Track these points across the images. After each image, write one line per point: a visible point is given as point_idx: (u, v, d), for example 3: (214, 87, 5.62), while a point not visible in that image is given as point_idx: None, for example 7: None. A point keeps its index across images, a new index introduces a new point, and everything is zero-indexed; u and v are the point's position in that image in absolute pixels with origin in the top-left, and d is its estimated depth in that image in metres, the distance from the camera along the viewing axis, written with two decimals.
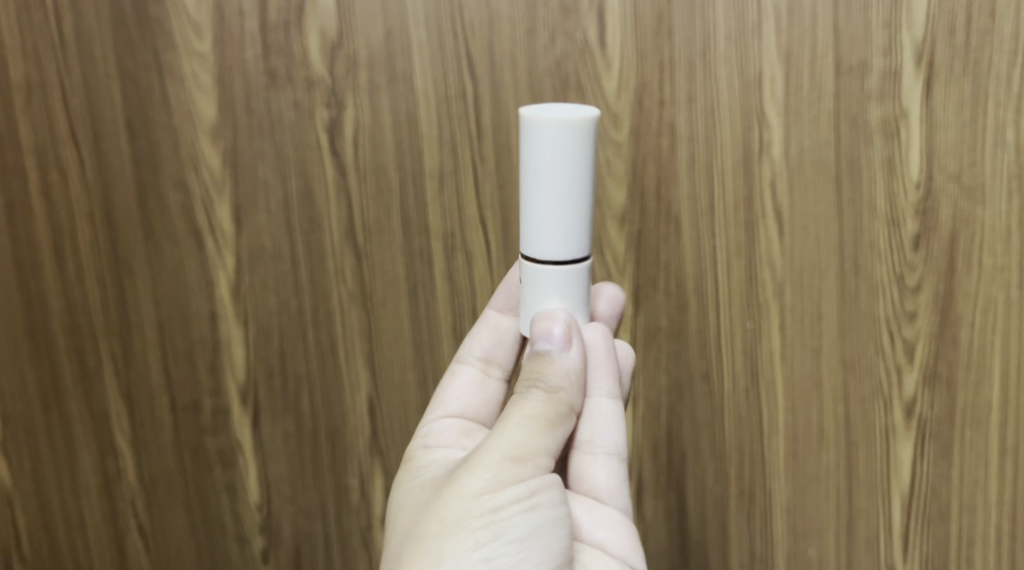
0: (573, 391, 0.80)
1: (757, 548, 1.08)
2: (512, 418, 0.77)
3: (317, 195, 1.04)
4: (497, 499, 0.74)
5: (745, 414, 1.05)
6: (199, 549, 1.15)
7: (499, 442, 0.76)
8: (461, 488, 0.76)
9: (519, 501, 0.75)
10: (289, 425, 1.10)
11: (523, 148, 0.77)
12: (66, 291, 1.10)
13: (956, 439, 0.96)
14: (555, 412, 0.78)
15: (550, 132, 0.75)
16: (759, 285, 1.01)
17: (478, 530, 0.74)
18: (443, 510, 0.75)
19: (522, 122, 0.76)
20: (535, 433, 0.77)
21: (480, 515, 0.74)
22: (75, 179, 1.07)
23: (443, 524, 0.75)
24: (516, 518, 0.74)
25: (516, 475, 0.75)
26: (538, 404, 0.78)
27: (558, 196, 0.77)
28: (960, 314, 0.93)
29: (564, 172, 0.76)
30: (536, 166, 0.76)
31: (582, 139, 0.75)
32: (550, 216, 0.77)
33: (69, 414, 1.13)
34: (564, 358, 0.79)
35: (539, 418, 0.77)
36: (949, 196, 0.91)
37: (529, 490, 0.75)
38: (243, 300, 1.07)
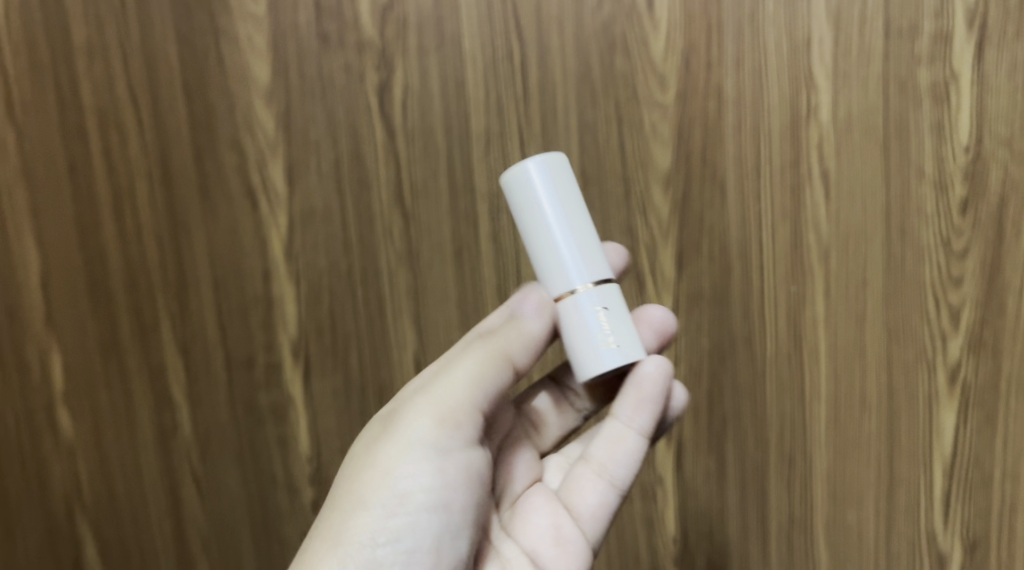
0: (523, 354, 0.86)
1: (795, 512, 1.05)
2: (437, 386, 0.84)
3: (366, 157, 1.06)
4: (405, 483, 0.82)
5: (788, 377, 1.03)
6: (251, 501, 1.17)
7: (420, 412, 0.84)
8: (377, 461, 0.83)
9: (424, 489, 0.82)
10: (337, 382, 1.12)
11: (516, 201, 0.85)
12: (125, 247, 1.13)
13: (1001, 406, 0.99)
14: (488, 368, 0.85)
15: (541, 176, 0.84)
16: (805, 249, 1.00)
17: (383, 509, 0.82)
18: (357, 483, 0.83)
19: (509, 183, 0.85)
20: (454, 405, 0.84)
21: (387, 496, 0.82)
22: (134, 139, 1.10)
23: (352, 500, 0.82)
24: (420, 505, 0.82)
25: (429, 453, 0.83)
26: (470, 366, 0.85)
27: (562, 223, 0.84)
28: (1007, 281, 0.97)
29: (561, 203, 0.84)
30: (528, 209, 0.85)
31: (566, 173, 0.85)
32: (562, 244, 0.84)
33: (128, 367, 1.16)
34: (527, 325, 0.86)
35: (467, 384, 0.84)
36: (1000, 162, 0.96)
37: (437, 475, 0.83)
38: (295, 261, 1.09)
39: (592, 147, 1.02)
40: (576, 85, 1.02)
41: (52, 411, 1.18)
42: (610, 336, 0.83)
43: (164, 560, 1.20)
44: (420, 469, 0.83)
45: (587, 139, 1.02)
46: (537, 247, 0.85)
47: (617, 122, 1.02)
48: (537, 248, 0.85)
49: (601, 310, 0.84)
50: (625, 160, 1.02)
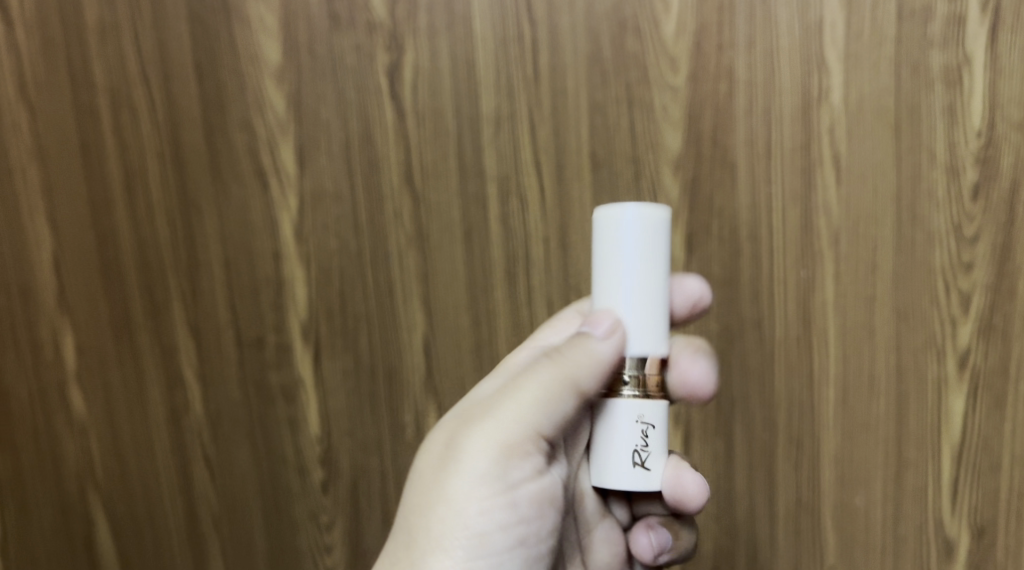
0: (591, 374, 0.81)
1: (803, 496, 1.05)
2: (509, 406, 0.81)
3: (376, 138, 1.06)
4: (483, 524, 0.80)
5: (796, 362, 1.03)
6: (260, 480, 1.17)
7: (494, 438, 0.81)
8: (450, 495, 0.80)
9: (502, 528, 0.81)
10: (347, 363, 1.12)
11: (597, 237, 0.80)
12: (137, 228, 1.13)
13: (1010, 390, 0.99)
14: (555, 389, 0.81)
15: (628, 222, 0.79)
16: (815, 232, 1.00)
17: (461, 547, 0.80)
18: (433, 521, 0.80)
19: (598, 217, 0.80)
20: (521, 425, 0.81)
21: (465, 536, 0.80)
22: (146, 118, 1.10)
23: (429, 541, 0.80)
24: (499, 545, 0.81)
25: (505, 487, 0.81)
26: (547, 378, 0.81)
27: (636, 278, 0.80)
28: (1018, 265, 0.97)
29: (640, 254, 0.79)
30: (605, 250, 0.80)
31: (661, 232, 0.80)
32: (628, 302, 0.80)
33: (140, 346, 1.16)
34: (598, 346, 0.80)
35: (540, 405, 0.81)
36: (1012, 145, 0.96)
37: (514, 513, 0.81)
38: (306, 242, 1.10)
39: (602, 129, 1.02)
40: (587, 67, 1.02)
41: (65, 388, 1.19)
42: (634, 452, 0.80)
43: (176, 537, 1.21)
44: (497, 505, 0.81)
45: (597, 121, 1.02)
46: (602, 282, 0.81)
47: (627, 104, 1.01)
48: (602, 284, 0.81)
49: (636, 425, 0.80)
50: (634, 142, 1.02)
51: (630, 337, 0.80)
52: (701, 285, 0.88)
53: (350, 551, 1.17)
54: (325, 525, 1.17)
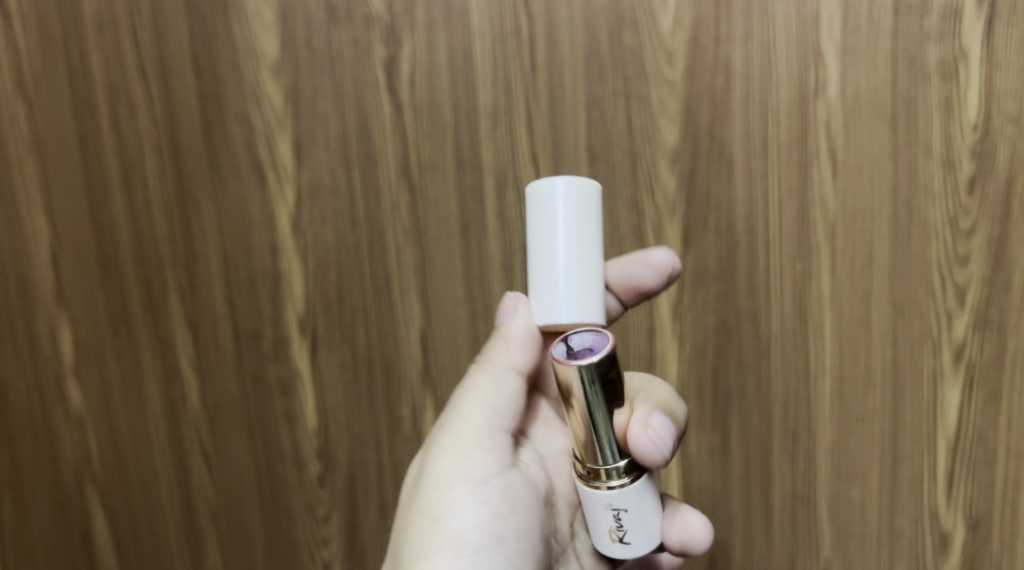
0: (519, 356, 0.87)
1: (799, 488, 1.05)
2: (459, 409, 0.86)
3: (374, 132, 1.06)
4: (457, 522, 0.83)
5: (793, 355, 1.03)
6: (258, 473, 1.17)
7: (449, 442, 0.85)
8: (423, 503, 0.84)
9: (477, 523, 0.83)
10: (345, 356, 1.12)
11: (531, 213, 0.84)
12: (134, 221, 1.13)
13: (1005, 382, 1.00)
14: (497, 383, 0.86)
15: (563, 200, 0.83)
16: (811, 226, 1.00)
17: (443, 549, 0.82)
18: (412, 532, 0.83)
19: (530, 192, 0.84)
20: (476, 423, 0.86)
21: (446, 538, 0.82)
22: (143, 112, 1.11)
23: (412, 549, 0.83)
24: (477, 542, 0.83)
25: (469, 482, 0.84)
26: (489, 379, 0.86)
27: (571, 249, 0.83)
28: (1013, 258, 0.98)
29: (574, 227, 0.83)
30: (539, 227, 0.83)
31: (592, 205, 0.83)
32: (563, 269, 0.83)
33: (137, 340, 1.17)
34: (508, 329, 0.87)
35: (481, 405, 0.86)
36: (1007, 138, 0.96)
37: (485, 507, 0.83)
38: (303, 235, 1.10)
39: (599, 122, 1.02)
40: (584, 60, 1.02)
41: (62, 382, 1.19)
42: (612, 532, 0.81)
43: (173, 531, 1.21)
44: (469, 501, 0.83)
45: (594, 114, 1.02)
46: (536, 254, 0.84)
47: (624, 98, 1.02)
48: (536, 257, 0.84)
49: (609, 512, 0.81)
50: (631, 136, 1.02)
51: (558, 304, 0.83)
52: (668, 255, 0.90)
53: (347, 544, 1.17)
54: (322, 518, 1.17)
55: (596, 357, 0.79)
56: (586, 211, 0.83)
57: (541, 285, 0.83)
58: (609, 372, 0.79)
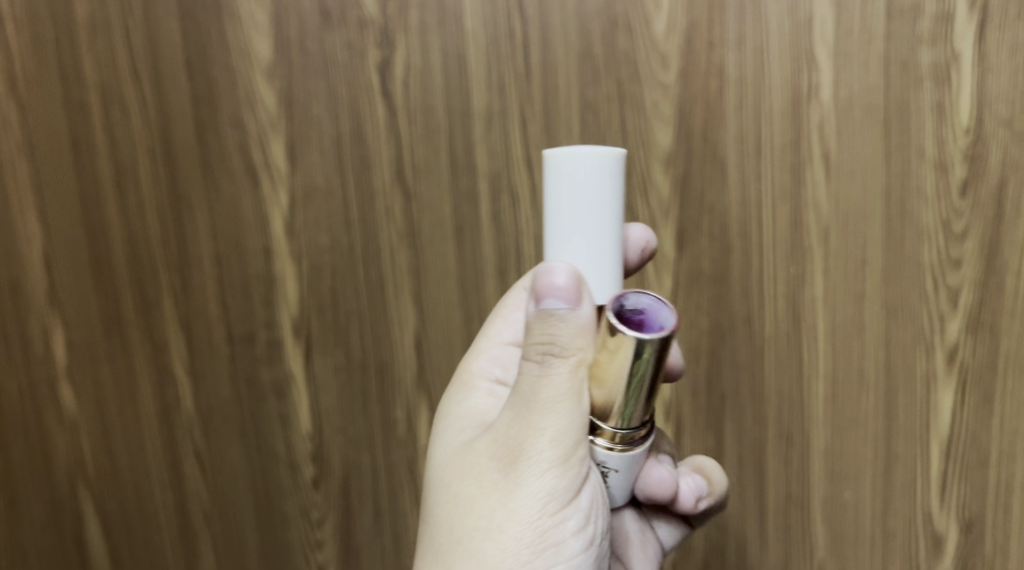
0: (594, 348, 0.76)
1: (792, 490, 1.06)
2: (550, 416, 0.75)
3: (367, 134, 1.06)
4: (557, 533, 0.78)
5: (786, 357, 1.03)
6: (252, 476, 1.17)
7: (542, 447, 0.76)
8: (514, 511, 0.77)
9: (575, 532, 0.78)
10: (339, 359, 1.12)
11: (549, 184, 0.76)
12: (127, 224, 1.13)
13: (998, 385, 1.00)
14: (579, 382, 0.75)
15: (580, 169, 0.75)
16: (804, 229, 1.01)
17: (536, 559, 0.77)
18: (501, 538, 0.77)
19: (547, 161, 0.76)
20: (569, 427, 0.76)
21: (541, 547, 0.77)
22: (136, 115, 1.10)
23: (501, 557, 0.77)
24: (574, 549, 0.79)
25: (565, 489, 0.77)
26: (568, 376, 0.75)
27: (593, 220, 0.76)
28: (1006, 262, 0.98)
29: (595, 197, 0.76)
30: (558, 200, 0.76)
31: (613, 174, 0.76)
32: (587, 243, 0.76)
33: (131, 343, 1.16)
34: (576, 317, 0.75)
35: (570, 411, 0.75)
36: (1000, 142, 0.96)
37: (580, 513, 0.78)
38: (297, 238, 1.10)
39: (593, 126, 1.03)
40: (578, 64, 1.02)
41: (55, 385, 1.19)
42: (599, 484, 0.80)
43: (168, 534, 1.21)
44: (567, 510, 0.78)
45: (588, 118, 1.03)
46: (557, 226, 0.77)
47: (618, 101, 1.02)
48: (558, 229, 0.77)
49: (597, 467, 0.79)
50: (625, 139, 1.02)
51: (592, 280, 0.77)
52: (644, 230, 0.88)
53: (342, 547, 1.17)
54: (317, 521, 1.17)
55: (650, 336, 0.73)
56: (603, 182, 0.76)
57: (568, 257, 0.77)
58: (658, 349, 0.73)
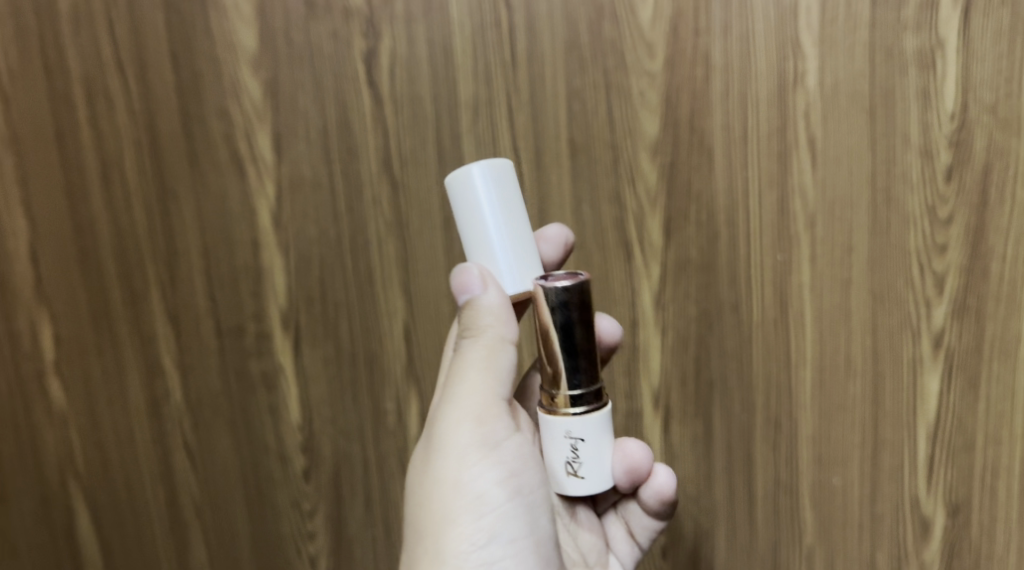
0: (501, 324, 0.86)
1: (781, 476, 1.07)
2: (462, 388, 0.86)
3: (354, 125, 1.06)
4: (477, 483, 0.87)
5: (773, 343, 1.04)
6: (243, 467, 1.17)
7: (461, 414, 0.86)
8: (445, 474, 0.86)
9: (496, 481, 0.87)
10: (328, 350, 1.12)
11: (455, 193, 0.87)
12: (114, 217, 1.13)
13: (984, 369, 1.01)
14: (489, 356, 0.86)
15: (479, 179, 0.86)
16: (791, 215, 1.01)
17: (467, 512, 0.86)
18: (437, 498, 0.86)
19: (450, 183, 0.87)
20: (481, 395, 0.87)
21: (470, 499, 0.86)
22: (121, 108, 1.10)
23: (438, 513, 0.86)
24: (496, 500, 0.87)
25: (489, 446, 0.87)
26: (479, 354, 0.86)
27: (501, 218, 0.86)
28: (991, 247, 0.98)
29: (499, 199, 0.86)
30: (466, 205, 0.87)
31: (508, 179, 0.87)
32: (497, 239, 0.86)
33: (119, 336, 1.16)
34: (487, 301, 0.86)
35: (485, 377, 0.86)
36: (984, 128, 0.97)
37: (500, 468, 0.87)
38: (284, 229, 1.10)
39: (580, 115, 1.03)
40: (564, 52, 1.02)
41: (44, 379, 1.19)
42: (568, 463, 0.86)
43: (158, 527, 1.21)
44: (487, 465, 0.87)
45: (574, 107, 1.03)
46: (468, 234, 0.87)
47: (605, 90, 1.02)
48: (469, 233, 0.87)
49: (567, 441, 0.86)
50: (612, 128, 1.02)
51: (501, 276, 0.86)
52: (561, 229, 0.97)
53: (333, 538, 1.17)
54: (307, 512, 1.17)
55: (569, 283, 0.84)
56: (500, 187, 0.86)
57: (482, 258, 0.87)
58: (578, 299, 0.84)
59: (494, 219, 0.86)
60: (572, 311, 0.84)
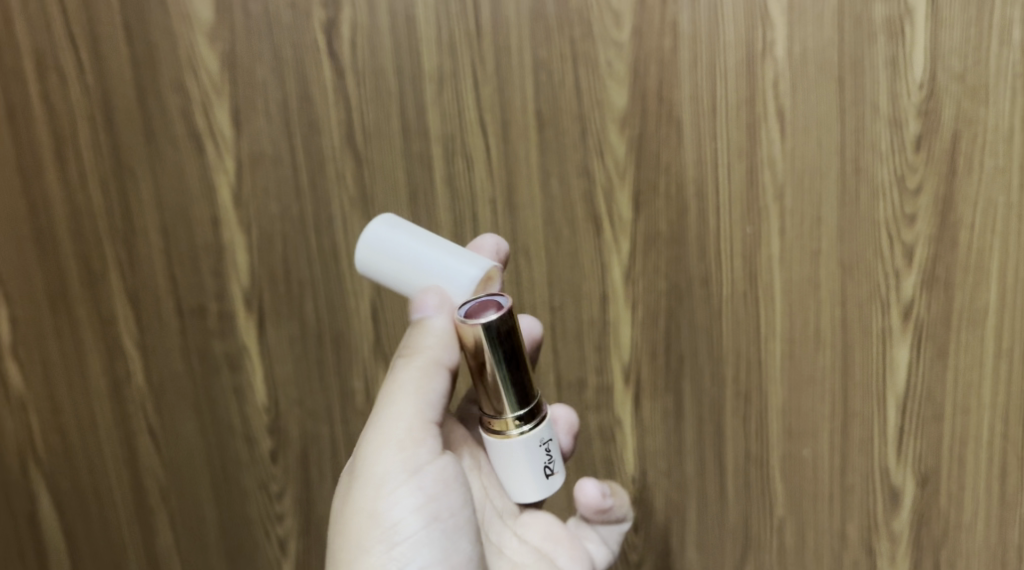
0: (446, 350, 0.83)
1: (751, 449, 1.07)
2: (391, 410, 0.83)
3: (315, 98, 1.04)
4: (394, 515, 0.82)
5: (743, 317, 1.03)
6: (208, 451, 1.16)
7: (384, 439, 0.83)
8: (360, 503, 0.82)
9: (415, 513, 0.82)
10: (293, 329, 1.10)
11: (366, 264, 0.84)
12: (69, 196, 1.10)
13: (952, 339, 1.00)
14: (420, 377, 0.83)
15: (380, 238, 0.84)
16: (760, 187, 1.00)
17: (378, 544, 0.81)
18: (349, 527, 0.82)
19: (363, 263, 0.84)
20: (407, 420, 0.83)
21: (384, 529, 0.82)
22: (74, 83, 1.07)
23: (349, 546, 0.82)
24: (412, 529, 0.82)
25: (409, 473, 0.82)
26: (411, 375, 0.83)
27: (421, 248, 0.83)
28: (960, 217, 0.97)
29: (407, 237, 0.84)
30: (381, 265, 0.84)
31: (400, 224, 0.85)
32: (430, 264, 0.83)
33: (77, 318, 1.14)
34: (437, 326, 0.82)
35: (412, 399, 0.83)
36: (953, 97, 0.94)
37: (420, 496, 0.82)
38: (245, 207, 1.07)
39: (547, 86, 1.01)
40: (529, 22, 1.00)
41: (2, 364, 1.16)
42: (545, 467, 0.83)
43: (123, 512, 1.19)
44: (404, 493, 0.82)
45: (541, 78, 1.01)
46: (405, 285, 0.84)
47: (572, 60, 1.00)
48: (405, 284, 0.84)
49: (541, 447, 0.83)
50: (580, 100, 1.01)
51: (451, 280, 0.82)
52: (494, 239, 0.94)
53: (302, 521, 1.16)
54: (275, 495, 1.15)
55: (492, 319, 0.79)
56: (401, 230, 0.84)
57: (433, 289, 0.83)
58: (507, 327, 0.80)
59: (419, 253, 0.83)
60: (504, 344, 0.80)
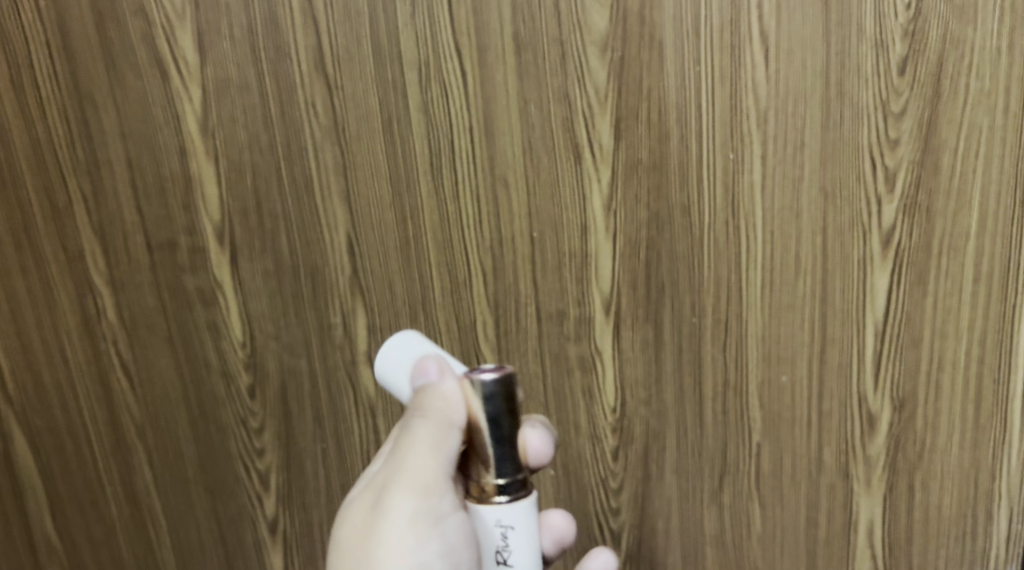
0: (460, 411, 0.81)
1: (730, 379, 1.06)
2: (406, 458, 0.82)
3: (283, 22, 1.00)
4: (421, 556, 0.83)
5: (724, 246, 1.02)
6: (184, 387, 1.14)
7: (405, 480, 0.83)
8: (382, 540, 0.83)
9: (440, 557, 0.83)
10: (267, 263, 1.08)
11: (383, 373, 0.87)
12: (29, 127, 1.06)
13: (933, 266, 0.99)
14: (436, 436, 0.81)
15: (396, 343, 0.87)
16: (743, 112, 0.98)
17: None
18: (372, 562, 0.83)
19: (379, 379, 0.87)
20: (427, 467, 0.82)
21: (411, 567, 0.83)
22: (28, 9, 1.03)
23: None
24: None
25: (433, 519, 0.83)
26: (426, 433, 0.82)
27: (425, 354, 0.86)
28: (944, 141, 0.96)
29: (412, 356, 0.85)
30: (393, 374, 0.86)
31: (415, 342, 0.87)
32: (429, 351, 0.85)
33: (43, 254, 1.11)
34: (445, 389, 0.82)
35: (430, 454, 0.82)
36: (939, 17, 0.93)
37: (444, 541, 0.83)
38: (212, 136, 1.04)
39: (525, 8, 0.98)
40: None
41: None
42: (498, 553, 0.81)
43: (101, 451, 1.18)
44: (429, 535, 0.83)
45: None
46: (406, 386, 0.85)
47: None
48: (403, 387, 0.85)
49: (496, 529, 0.81)
50: (559, 22, 0.98)
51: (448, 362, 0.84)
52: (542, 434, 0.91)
53: (283, 455, 1.15)
54: (255, 430, 1.14)
55: (497, 374, 0.80)
56: (413, 358, 0.85)
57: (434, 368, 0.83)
58: (505, 394, 0.80)
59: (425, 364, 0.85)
60: (495, 403, 0.80)
